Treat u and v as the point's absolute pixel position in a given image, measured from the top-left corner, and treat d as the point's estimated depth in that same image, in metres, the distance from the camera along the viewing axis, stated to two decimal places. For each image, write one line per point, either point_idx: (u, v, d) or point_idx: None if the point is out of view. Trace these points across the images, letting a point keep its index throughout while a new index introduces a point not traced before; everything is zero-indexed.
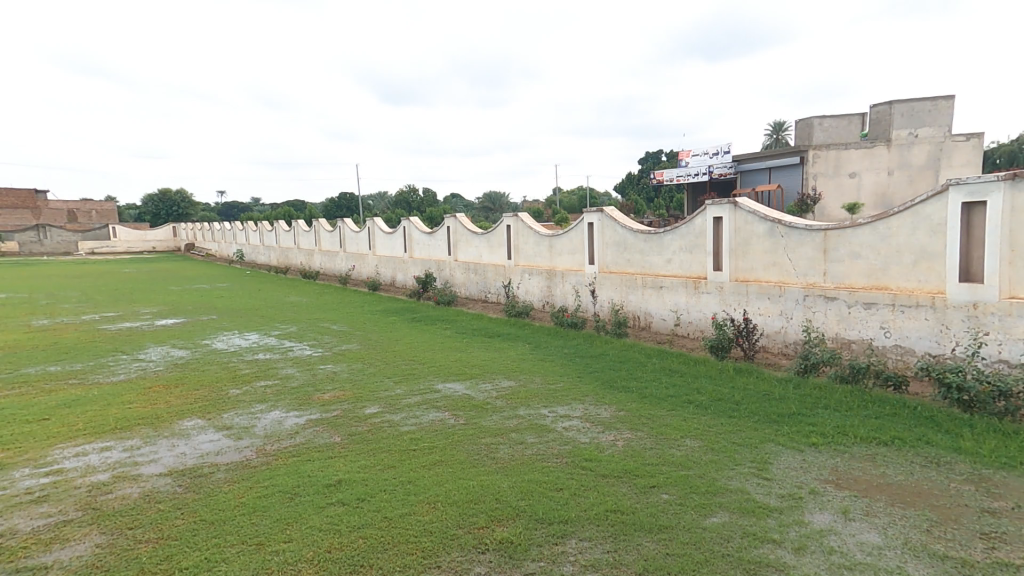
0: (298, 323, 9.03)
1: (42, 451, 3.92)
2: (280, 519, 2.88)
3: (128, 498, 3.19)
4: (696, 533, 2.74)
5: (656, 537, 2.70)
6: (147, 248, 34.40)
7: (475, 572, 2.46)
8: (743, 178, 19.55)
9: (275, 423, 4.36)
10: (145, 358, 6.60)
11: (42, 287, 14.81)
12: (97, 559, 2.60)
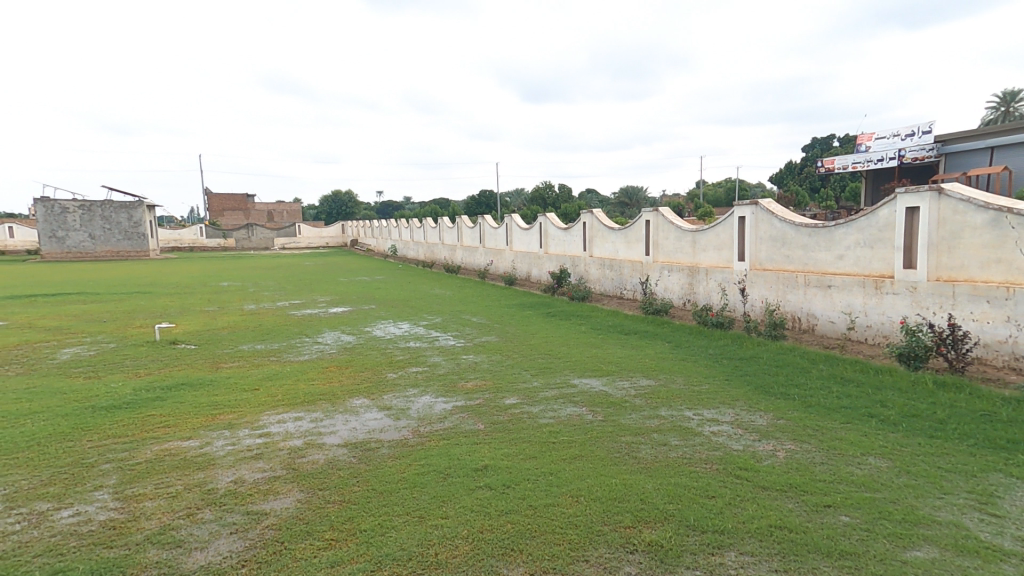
0: (443, 314, 9.69)
1: (256, 415, 4.70)
2: (437, 496, 3.13)
3: (317, 463, 3.70)
4: (892, 566, 2.44)
5: (835, 563, 2.46)
6: (322, 244, 39.45)
7: (625, 571, 2.45)
8: (951, 160, 16.83)
9: (427, 407, 4.74)
10: (323, 341, 7.58)
11: (241, 277, 17.67)
12: (300, 512, 3.06)
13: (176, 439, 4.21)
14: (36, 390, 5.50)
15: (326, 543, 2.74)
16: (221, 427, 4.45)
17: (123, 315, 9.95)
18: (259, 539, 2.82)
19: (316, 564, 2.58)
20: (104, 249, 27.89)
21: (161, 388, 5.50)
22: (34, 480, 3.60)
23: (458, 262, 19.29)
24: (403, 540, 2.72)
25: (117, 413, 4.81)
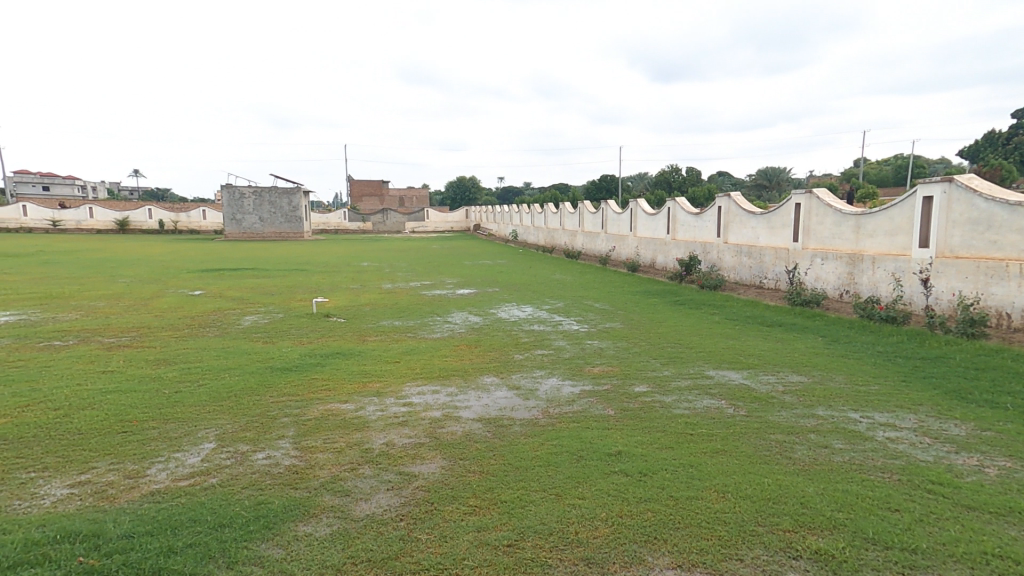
0: (565, 299, 9.76)
1: (400, 386, 5.12)
2: (572, 476, 3.18)
3: (457, 434, 3.94)
4: None
5: None
6: (447, 229, 41.61)
7: None
8: None
9: (555, 389, 4.82)
10: (453, 320, 8.02)
11: (376, 258, 19.28)
12: (444, 478, 3.29)
13: (337, 401, 4.75)
14: (229, 349, 6.53)
15: (472, 509, 2.92)
16: (372, 394, 4.92)
17: (287, 288, 11.38)
18: (412, 498, 3.09)
19: (464, 527, 2.76)
20: (270, 229, 31.89)
21: (322, 355, 6.23)
22: (236, 425, 4.35)
23: (579, 247, 19.25)
24: (542, 515, 2.82)
25: (290, 374, 5.55)
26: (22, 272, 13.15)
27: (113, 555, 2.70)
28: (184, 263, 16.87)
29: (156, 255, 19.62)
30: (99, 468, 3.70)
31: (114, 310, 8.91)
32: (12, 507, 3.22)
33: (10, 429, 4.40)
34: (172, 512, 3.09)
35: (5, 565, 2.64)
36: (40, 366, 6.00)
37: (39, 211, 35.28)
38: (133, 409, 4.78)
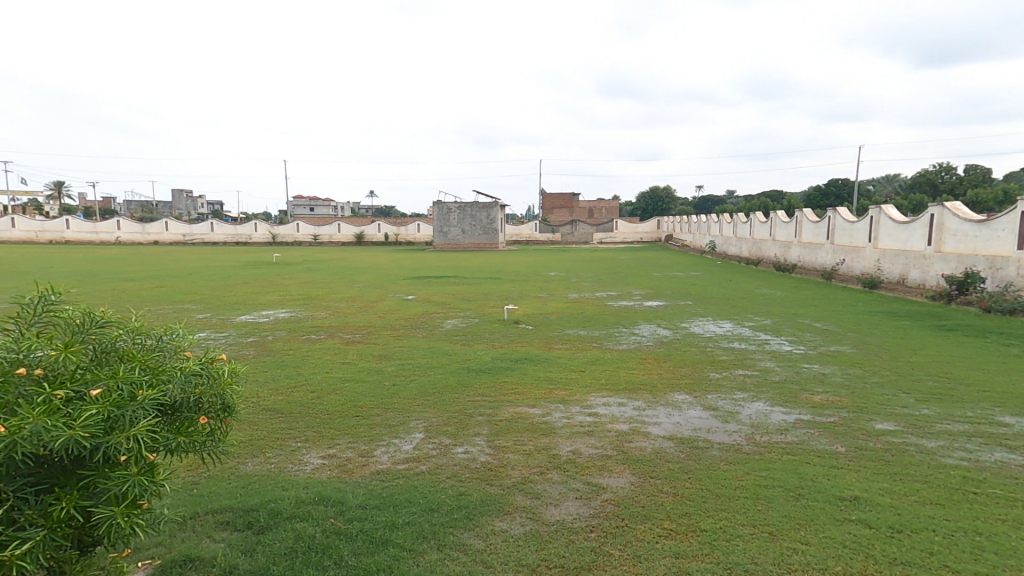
0: (773, 316, 8.83)
1: (584, 395, 5.17)
2: (787, 515, 2.88)
3: (645, 450, 3.83)
4: None
5: None
6: (636, 240, 41.05)
7: None
8: None
9: (762, 415, 4.38)
10: (640, 333, 7.84)
11: (566, 267, 19.86)
12: (634, 494, 3.22)
13: (525, 405, 4.97)
14: (433, 350, 7.32)
15: (665, 532, 2.81)
16: (558, 401, 5.05)
17: (484, 296, 12.37)
18: (601, 510, 3.08)
19: (659, 550, 2.67)
20: (470, 240, 35.06)
21: (511, 359, 6.62)
22: (440, 419, 4.87)
23: (794, 260, 17.29)
24: (751, 553, 2.59)
25: (484, 375, 6.01)
26: (292, 277, 16.65)
27: (353, 521, 3.41)
28: (402, 271, 19.52)
29: (385, 264, 23.10)
30: (341, 444, 4.63)
31: (352, 310, 10.71)
32: (287, 469, 4.23)
33: (284, 404, 5.58)
34: (393, 491, 3.72)
35: (284, 515, 3.55)
36: (302, 354, 7.50)
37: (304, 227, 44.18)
38: (363, 396, 5.73)
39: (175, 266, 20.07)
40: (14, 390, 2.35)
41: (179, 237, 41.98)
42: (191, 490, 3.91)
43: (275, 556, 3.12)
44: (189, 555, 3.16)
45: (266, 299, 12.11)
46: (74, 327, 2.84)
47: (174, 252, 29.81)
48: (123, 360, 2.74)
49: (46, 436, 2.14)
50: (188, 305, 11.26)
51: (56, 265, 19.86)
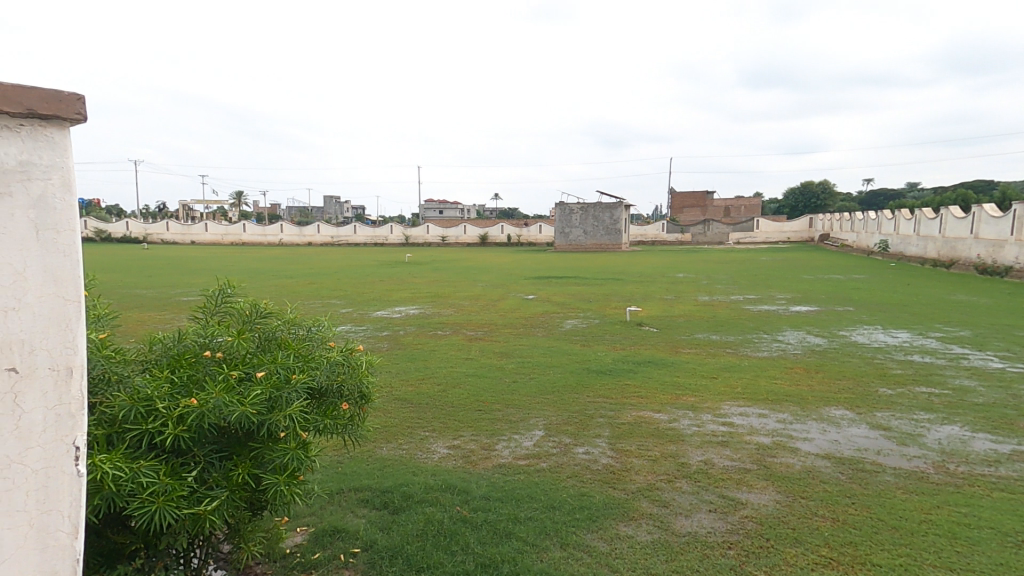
0: (969, 328, 7.65)
1: (716, 403, 4.90)
2: (1001, 561, 2.60)
3: (793, 467, 3.65)
4: None
5: None
6: (783, 239, 37.91)
7: None
8: None
9: (957, 441, 3.97)
10: (783, 340, 7.21)
11: (699, 268, 18.93)
12: (781, 514, 3.10)
13: (648, 410, 4.83)
14: (554, 349, 7.39)
15: (825, 560, 2.68)
16: (686, 407, 4.84)
17: (604, 297, 12.20)
18: (741, 527, 3.00)
19: None
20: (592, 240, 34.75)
21: (633, 362, 6.46)
22: (559, 418, 4.90)
23: (1008, 262, 14.78)
24: None
25: (605, 377, 5.93)
26: (424, 276, 17.77)
27: (477, 510, 3.59)
28: (524, 271, 19.96)
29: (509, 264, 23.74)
30: (465, 436, 4.86)
31: (475, 309, 11.16)
32: (417, 456, 4.54)
33: (414, 395, 5.98)
34: (515, 486, 3.86)
35: (416, 499, 3.82)
36: (430, 349, 7.98)
37: (434, 229, 47.04)
38: (485, 391, 5.95)
39: (323, 264, 22.43)
40: (202, 369, 2.81)
41: (329, 240, 47.01)
42: (336, 468, 4.35)
43: (409, 536, 3.38)
44: (337, 526, 3.52)
45: (399, 296, 13.06)
46: (245, 317, 3.31)
47: (327, 252, 33.37)
48: (282, 348, 3.16)
49: (226, 409, 2.53)
50: (334, 300, 12.53)
51: (236, 263, 23.25)
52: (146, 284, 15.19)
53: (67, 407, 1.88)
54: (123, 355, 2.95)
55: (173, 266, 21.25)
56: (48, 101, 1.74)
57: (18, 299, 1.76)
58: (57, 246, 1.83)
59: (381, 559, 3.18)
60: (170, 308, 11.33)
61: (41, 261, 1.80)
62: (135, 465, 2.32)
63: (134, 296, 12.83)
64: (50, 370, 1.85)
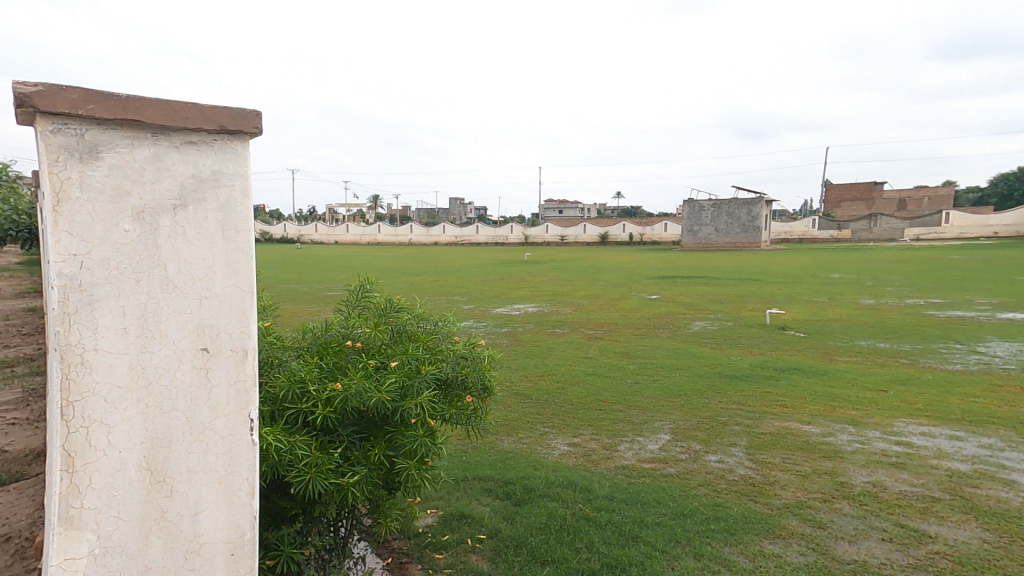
0: None
1: (886, 419, 4.63)
2: None
3: (1005, 503, 3.34)
4: None
5: None
6: (984, 234, 32.74)
7: None
8: None
9: None
10: (985, 352, 6.41)
11: (865, 268, 17.12)
12: (991, 554, 2.86)
13: (794, 421, 4.63)
14: (679, 351, 7.12)
15: None
16: (844, 421, 4.60)
17: (737, 298, 11.51)
18: (926, 561, 2.82)
19: None
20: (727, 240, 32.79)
21: (773, 368, 6.03)
22: (687, 422, 4.78)
23: None
24: None
25: (739, 384, 5.61)
26: (542, 275, 18.02)
27: (601, 510, 3.61)
28: (648, 270, 19.43)
29: (626, 263, 23.21)
30: (585, 435, 4.86)
31: (593, 307, 11.09)
32: (538, 451, 4.63)
33: (533, 391, 6.09)
34: (640, 489, 3.86)
35: (537, 492, 3.90)
36: (548, 346, 8.05)
37: (554, 228, 47.52)
38: (605, 391, 5.89)
39: (448, 263, 23.65)
40: (345, 357, 3.13)
41: (454, 239, 49.50)
42: (461, 457, 4.58)
43: (532, 528, 3.46)
44: (463, 512, 3.70)
45: (518, 294, 13.37)
46: (381, 310, 3.60)
47: (449, 251, 35.10)
48: (412, 341, 3.40)
49: (365, 395, 2.78)
50: (456, 297, 13.13)
51: (370, 261, 25.34)
52: (299, 280, 17.13)
53: (246, 383, 2.19)
54: (282, 342, 3.36)
55: (318, 264, 23.69)
56: (236, 118, 2.04)
57: (209, 289, 2.09)
58: (237, 244, 2.14)
59: (506, 547, 3.29)
60: (316, 301, 12.65)
61: (225, 257, 2.12)
62: (291, 438, 2.62)
63: (288, 291, 14.52)
64: (232, 352, 2.16)
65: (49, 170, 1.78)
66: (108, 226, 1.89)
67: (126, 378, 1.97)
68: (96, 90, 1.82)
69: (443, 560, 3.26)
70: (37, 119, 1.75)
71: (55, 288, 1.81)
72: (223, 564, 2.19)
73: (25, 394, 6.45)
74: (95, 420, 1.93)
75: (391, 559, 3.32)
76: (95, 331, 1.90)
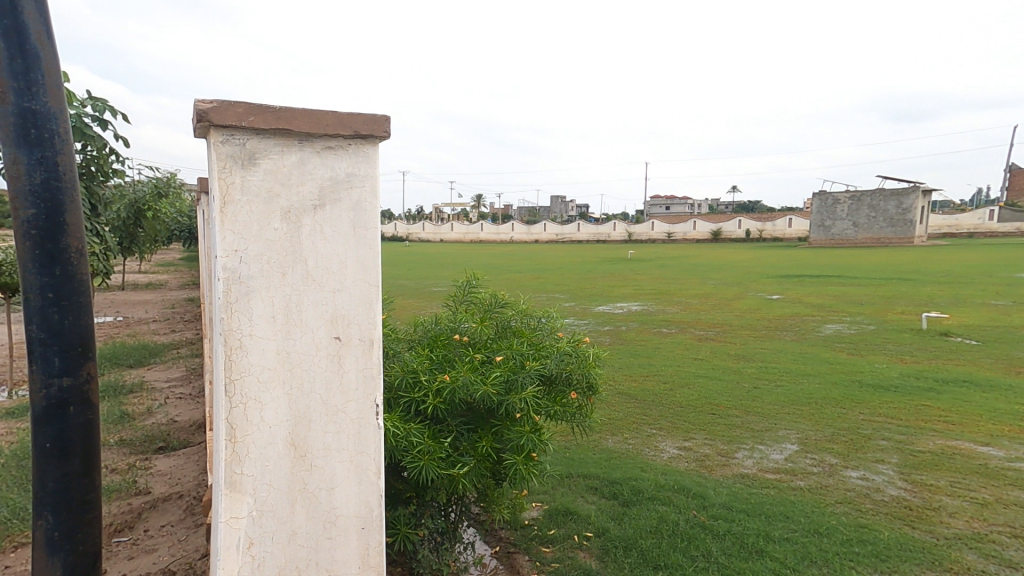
0: None
1: None
2: None
3: None
4: None
5: None
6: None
7: None
8: None
9: None
10: None
11: None
12: None
13: (965, 441, 4.32)
14: (807, 355, 6.86)
15: None
16: None
17: (883, 300, 10.55)
18: None
19: None
20: (868, 236, 30.10)
21: (933, 380, 5.73)
22: (819, 433, 4.60)
23: None
24: None
25: (885, 393, 5.40)
26: (645, 273, 17.57)
27: (718, 519, 3.45)
28: (767, 268, 18.36)
29: (736, 262, 21.97)
30: (697, 439, 4.67)
31: (703, 307, 10.63)
32: (645, 452, 4.51)
33: (638, 390, 5.94)
34: (762, 500, 3.67)
35: (646, 495, 3.79)
36: (654, 346, 7.84)
37: (660, 226, 46.24)
38: (719, 395, 5.64)
39: (547, 260, 23.92)
40: (452, 351, 3.27)
41: (555, 237, 49.79)
42: (565, 453, 4.58)
43: (642, 530, 3.38)
44: (569, 508, 3.69)
45: (621, 292, 13.15)
46: (486, 305, 3.71)
47: (549, 249, 35.27)
48: (516, 336, 3.47)
49: (471, 388, 2.88)
50: (558, 294, 13.19)
51: (472, 258, 26.16)
52: (408, 276, 18.19)
53: (374, 371, 2.21)
54: (395, 334, 3.55)
55: (424, 261, 24.89)
56: (368, 122, 2.06)
57: (342, 282, 2.12)
58: (366, 240, 2.15)
59: (614, 547, 3.24)
60: (425, 296, 13.31)
61: (357, 253, 2.14)
62: (406, 426, 2.76)
63: (400, 286, 15.42)
64: (361, 341, 2.18)
65: (219, 175, 1.92)
66: (262, 226, 1.98)
67: (274, 363, 2.05)
68: (257, 104, 1.92)
69: (549, 553, 3.28)
70: (211, 133, 1.90)
71: (220, 279, 1.93)
72: (355, 538, 2.26)
73: (187, 372, 7.45)
74: (250, 399, 2.02)
75: (499, 547, 3.40)
76: (250, 319, 1.99)
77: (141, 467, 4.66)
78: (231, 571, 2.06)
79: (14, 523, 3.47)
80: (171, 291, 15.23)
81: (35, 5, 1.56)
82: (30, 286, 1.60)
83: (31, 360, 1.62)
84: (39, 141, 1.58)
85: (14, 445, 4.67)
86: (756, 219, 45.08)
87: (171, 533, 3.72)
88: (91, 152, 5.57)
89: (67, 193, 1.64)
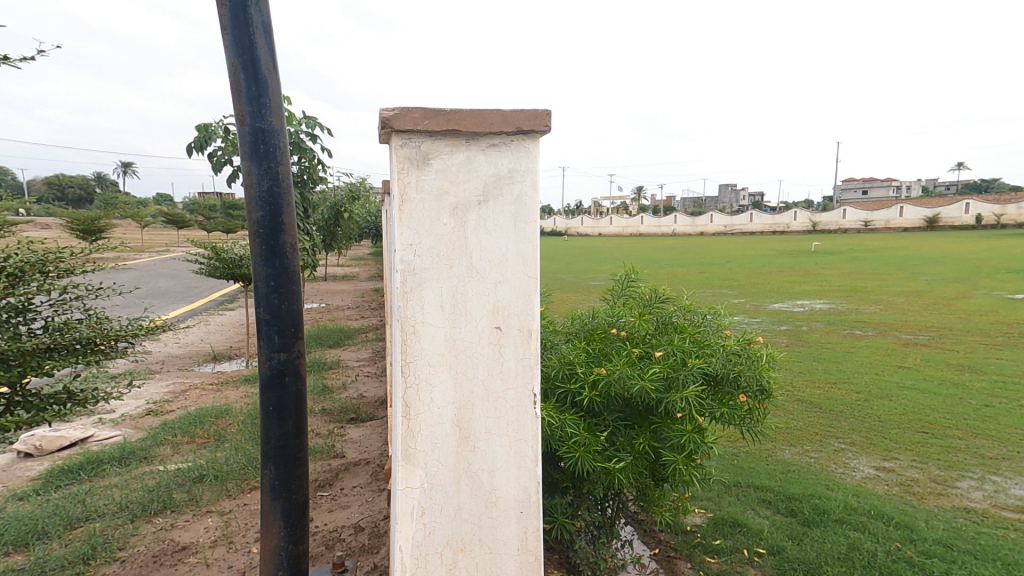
0: None
1: None
2: None
3: None
4: None
5: None
6: None
7: None
8: None
9: None
10: None
11: None
12: None
13: None
14: None
15: None
16: None
17: None
18: None
19: None
20: None
21: None
22: None
23: None
24: None
25: None
26: (833, 267, 15.43)
27: (932, 557, 2.88)
28: (1008, 262, 14.86)
29: (958, 254, 18.25)
30: (902, 460, 3.96)
31: (913, 308, 8.94)
32: (831, 468, 3.94)
33: (823, 399, 5.22)
34: (994, 543, 2.99)
35: (833, 517, 3.30)
36: (845, 349, 6.85)
37: (854, 215, 40.39)
38: (933, 411, 4.71)
39: (713, 254, 22.42)
40: (610, 346, 3.19)
41: (722, 229, 46.39)
42: (732, 460, 4.19)
43: (828, 556, 2.95)
44: (737, 519, 3.37)
45: (802, 289, 11.75)
46: (645, 299, 3.54)
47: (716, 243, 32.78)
48: (677, 332, 3.26)
49: (628, 382, 2.77)
50: (725, 290, 12.21)
51: (630, 253, 25.37)
52: (566, 270, 18.40)
53: (533, 361, 2.24)
54: (553, 326, 3.58)
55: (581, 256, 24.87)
56: (530, 118, 2.07)
57: (503, 274, 2.18)
58: (527, 234, 2.18)
59: (793, 570, 2.88)
60: (583, 291, 13.26)
61: (517, 246, 2.18)
62: (562, 417, 2.76)
63: (558, 280, 15.62)
64: (519, 331, 2.22)
65: (399, 176, 2.07)
66: (433, 221, 2.10)
67: (443, 348, 2.16)
68: (431, 108, 2.03)
69: (715, 564, 3.04)
70: (392, 137, 2.06)
71: (398, 271, 2.09)
72: (514, 520, 2.31)
73: (373, 355, 8.40)
74: (422, 379, 2.17)
75: (659, 550, 3.23)
76: (422, 306, 2.13)
77: (339, 433, 5.39)
78: (407, 535, 2.22)
79: (250, 469, 4.25)
80: (361, 282, 17.39)
81: (265, 39, 1.84)
82: (259, 275, 1.90)
83: (258, 338, 1.92)
84: (266, 153, 1.86)
85: (249, 407, 5.71)
86: (988, 202, 36.79)
87: (360, 494, 4.23)
88: (305, 163, 6.59)
89: (285, 197, 1.91)
